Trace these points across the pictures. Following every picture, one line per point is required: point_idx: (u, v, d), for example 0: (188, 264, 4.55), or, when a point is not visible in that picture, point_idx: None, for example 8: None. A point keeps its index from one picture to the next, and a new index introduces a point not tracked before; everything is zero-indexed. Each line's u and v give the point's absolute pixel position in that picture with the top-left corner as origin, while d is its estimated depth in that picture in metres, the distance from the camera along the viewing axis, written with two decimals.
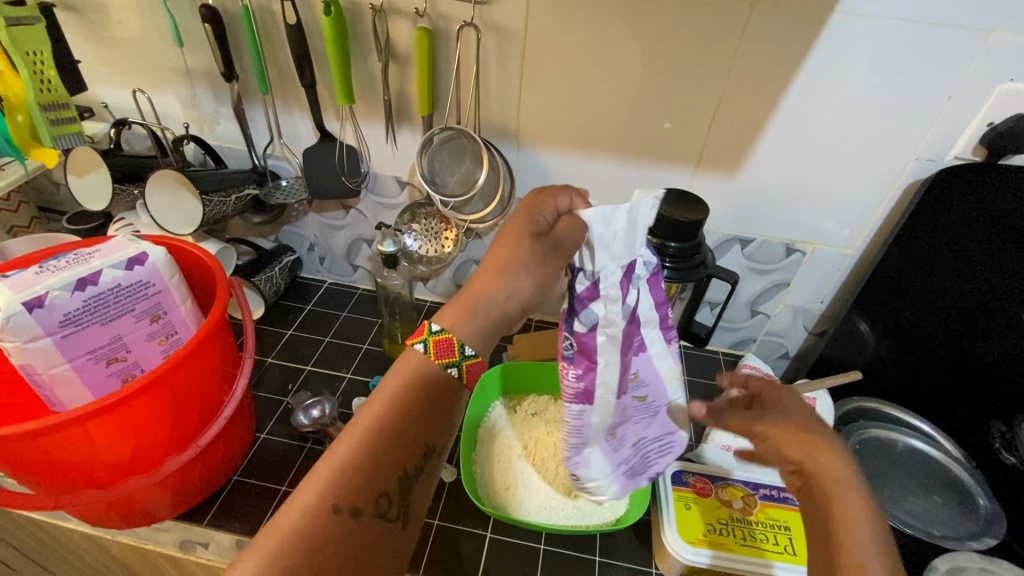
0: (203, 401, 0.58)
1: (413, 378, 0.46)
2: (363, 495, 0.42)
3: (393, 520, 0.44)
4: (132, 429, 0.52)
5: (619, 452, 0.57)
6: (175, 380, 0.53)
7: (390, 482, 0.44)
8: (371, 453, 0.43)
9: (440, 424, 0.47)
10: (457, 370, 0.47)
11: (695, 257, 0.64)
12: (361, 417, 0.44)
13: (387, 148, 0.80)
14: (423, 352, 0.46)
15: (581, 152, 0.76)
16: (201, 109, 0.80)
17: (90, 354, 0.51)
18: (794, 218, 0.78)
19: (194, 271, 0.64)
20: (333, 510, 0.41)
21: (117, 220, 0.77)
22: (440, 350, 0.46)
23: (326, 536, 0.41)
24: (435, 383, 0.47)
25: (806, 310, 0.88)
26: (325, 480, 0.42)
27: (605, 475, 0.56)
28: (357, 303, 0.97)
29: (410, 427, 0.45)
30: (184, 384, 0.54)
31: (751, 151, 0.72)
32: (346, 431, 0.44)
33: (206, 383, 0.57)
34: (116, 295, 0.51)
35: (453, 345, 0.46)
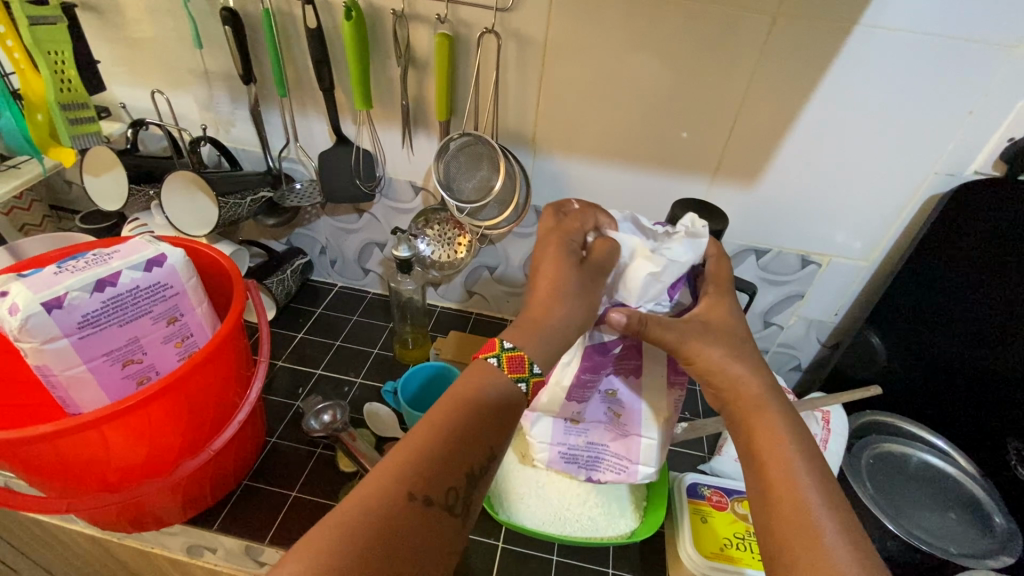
0: (218, 405, 0.58)
1: (485, 384, 0.45)
2: (434, 483, 0.41)
3: (457, 516, 0.42)
4: (147, 433, 0.51)
5: (573, 437, 0.60)
6: (191, 384, 0.52)
7: (459, 477, 0.42)
8: (447, 444, 0.43)
9: (507, 429, 0.46)
10: (525, 385, 0.45)
11: None
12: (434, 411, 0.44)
13: (403, 153, 0.80)
14: (497, 368, 0.45)
15: (597, 160, 0.76)
16: (217, 110, 0.81)
17: (107, 355, 0.50)
18: (810, 229, 0.77)
19: (210, 273, 0.64)
20: (408, 494, 0.40)
21: (131, 220, 0.77)
22: (513, 366, 0.45)
23: (399, 523, 0.39)
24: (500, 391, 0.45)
25: (820, 322, 0.87)
26: (400, 465, 0.41)
27: (546, 443, 0.61)
28: (367, 307, 0.97)
29: (480, 427, 0.44)
30: (198, 389, 0.54)
31: (769, 161, 0.72)
32: (419, 423, 0.43)
33: (221, 387, 0.57)
34: (134, 296, 0.51)
35: (524, 363, 0.45)
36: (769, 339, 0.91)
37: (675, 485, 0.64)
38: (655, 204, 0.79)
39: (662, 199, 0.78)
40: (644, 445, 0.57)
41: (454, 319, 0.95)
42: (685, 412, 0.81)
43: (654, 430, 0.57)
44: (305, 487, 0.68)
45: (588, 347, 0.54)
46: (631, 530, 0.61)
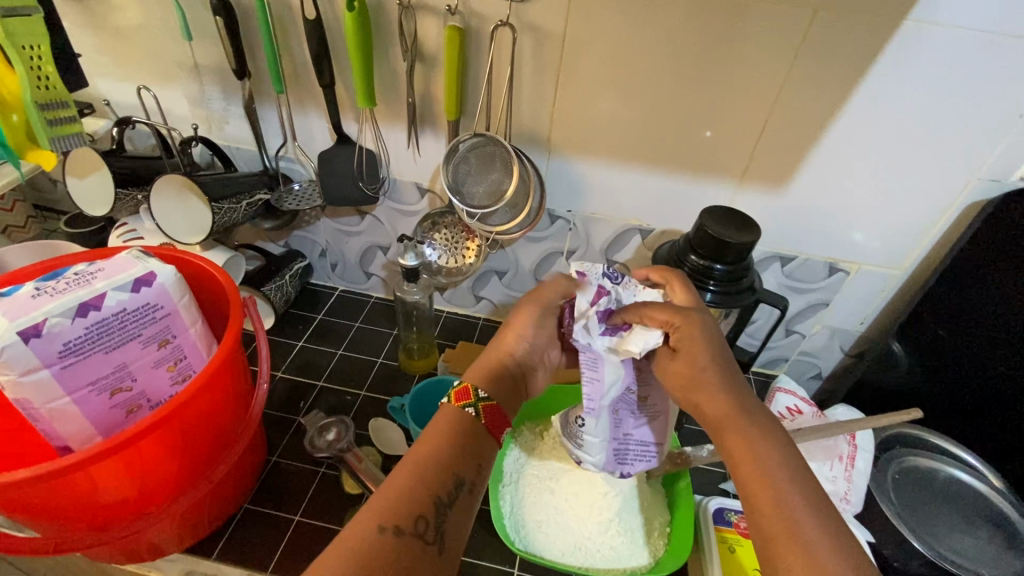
0: (216, 431, 0.54)
1: (447, 426, 0.50)
2: (403, 512, 0.43)
3: (430, 543, 0.43)
4: (140, 468, 0.47)
5: (617, 428, 0.56)
6: (187, 413, 0.48)
7: (427, 505, 0.44)
8: (411, 479, 0.45)
9: (470, 460, 0.48)
10: (474, 409, 0.51)
11: (742, 281, 0.62)
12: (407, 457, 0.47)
13: (408, 153, 0.75)
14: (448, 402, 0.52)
15: (615, 162, 0.72)
16: (209, 106, 0.75)
17: (91, 386, 0.46)
18: (841, 235, 0.73)
19: (203, 287, 0.59)
20: (378, 527, 0.42)
21: (120, 225, 0.73)
22: (460, 395, 0.52)
23: (372, 551, 0.40)
24: (461, 425, 0.50)
25: (844, 330, 0.83)
26: (371, 503, 0.43)
27: (599, 440, 0.56)
28: (370, 312, 0.92)
29: (444, 460, 0.47)
30: (195, 417, 0.50)
31: (801, 164, 0.68)
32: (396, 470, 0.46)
33: (219, 412, 0.53)
34: (121, 320, 0.46)
35: (471, 392, 0.52)
36: (789, 348, 0.87)
37: (701, 510, 0.61)
38: (676, 209, 0.74)
39: (685, 204, 0.73)
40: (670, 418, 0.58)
41: (462, 326, 0.91)
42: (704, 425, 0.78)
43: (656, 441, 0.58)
44: (308, 511, 0.64)
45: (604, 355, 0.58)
46: (654, 559, 0.57)
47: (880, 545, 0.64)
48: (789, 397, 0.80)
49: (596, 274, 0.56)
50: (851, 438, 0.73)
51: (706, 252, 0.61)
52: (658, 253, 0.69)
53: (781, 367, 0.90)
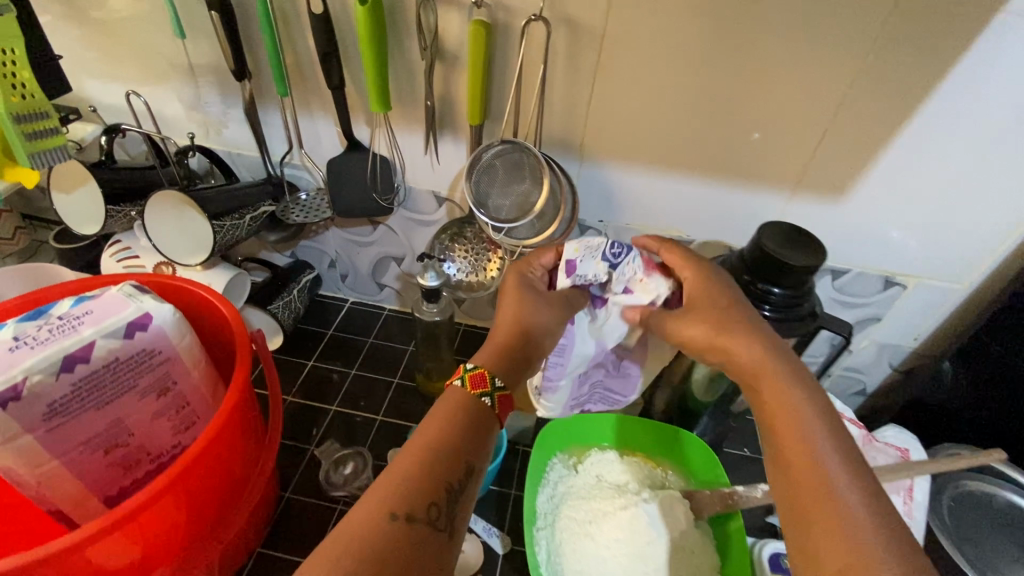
0: (225, 484, 0.49)
1: (453, 405, 0.46)
2: (415, 499, 0.40)
3: (441, 530, 0.41)
4: (143, 537, 0.42)
5: (581, 388, 0.64)
6: (190, 474, 0.43)
7: (441, 491, 0.42)
8: (425, 458, 0.43)
9: (479, 444, 0.46)
10: (490, 399, 0.47)
11: (803, 306, 0.56)
12: (416, 438, 0.44)
13: (426, 160, 0.69)
14: (462, 388, 0.48)
15: (654, 170, 0.65)
16: (207, 110, 0.69)
17: (82, 445, 0.41)
18: (901, 248, 0.67)
19: (205, 319, 0.53)
20: (389, 515, 0.39)
21: (113, 242, 0.67)
22: (475, 382, 0.47)
23: (382, 540, 0.38)
24: (471, 405, 0.47)
25: (895, 346, 0.77)
26: (382, 489, 0.41)
27: (560, 401, 0.64)
28: (384, 326, 0.87)
29: (455, 444, 0.44)
30: (203, 474, 0.45)
31: (863, 172, 0.61)
32: (403, 450, 0.43)
33: (228, 463, 0.48)
34: (114, 372, 0.41)
35: (487, 378, 0.48)
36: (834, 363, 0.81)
37: (756, 557, 0.57)
38: (720, 219, 0.68)
39: (729, 214, 0.67)
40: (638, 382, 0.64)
41: (482, 339, 0.86)
42: (744, 449, 0.74)
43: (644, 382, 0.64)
44: None
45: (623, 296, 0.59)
46: None
47: None
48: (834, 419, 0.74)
49: (590, 256, 0.55)
50: (908, 486, 0.66)
51: (763, 274, 0.55)
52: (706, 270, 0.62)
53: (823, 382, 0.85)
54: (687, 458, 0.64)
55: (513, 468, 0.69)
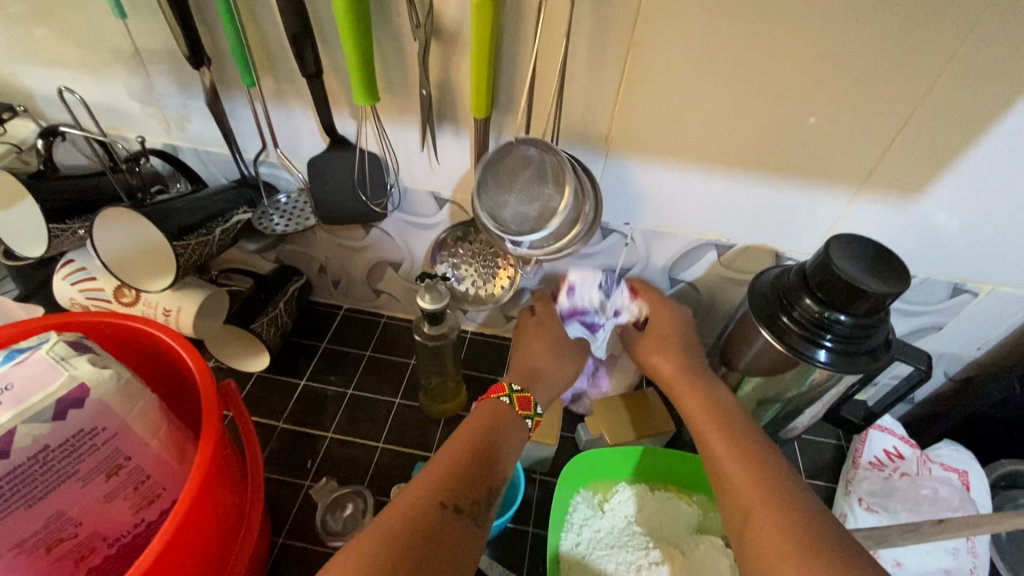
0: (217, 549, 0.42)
1: (492, 413, 0.49)
2: (461, 491, 0.41)
3: (481, 527, 0.41)
4: None
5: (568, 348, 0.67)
6: (171, 554, 0.37)
7: (482, 491, 0.43)
8: (470, 454, 0.44)
9: (511, 453, 0.48)
10: (531, 421, 0.51)
11: (872, 337, 0.47)
12: (458, 437, 0.46)
13: (423, 158, 0.59)
14: (509, 405, 0.51)
15: (692, 167, 0.55)
16: (163, 103, 0.58)
17: (17, 549, 0.33)
18: (975, 255, 0.57)
19: (171, 364, 0.46)
20: (438, 504, 0.39)
21: (65, 262, 0.58)
22: (522, 404, 0.51)
23: (431, 528, 0.38)
24: (507, 416, 0.49)
25: (954, 356, 0.69)
26: (430, 480, 0.41)
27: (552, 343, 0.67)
28: (382, 336, 0.79)
29: (494, 451, 0.46)
30: (186, 551, 0.38)
31: (945, 169, 0.51)
32: (447, 446, 0.45)
33: (219, 526, 0.42)
34: (44, 462, 0.33)
35: (531, 403, 0.52)
36: None
37: None
38: (766, 222, 0.58)
39: (780, 216, 0.57)
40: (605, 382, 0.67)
41: (490, 349, 0.78)
42: None
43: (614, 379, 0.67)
44: None
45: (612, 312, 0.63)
46: None
47: None
48: (885, 437, 0.67)
49: (587, 286, 0.63)
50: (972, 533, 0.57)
51: (829, 298, 0.46)
52: (756, 284, 0.54)
53: None
54: None
55: (530, 502, 0.62)
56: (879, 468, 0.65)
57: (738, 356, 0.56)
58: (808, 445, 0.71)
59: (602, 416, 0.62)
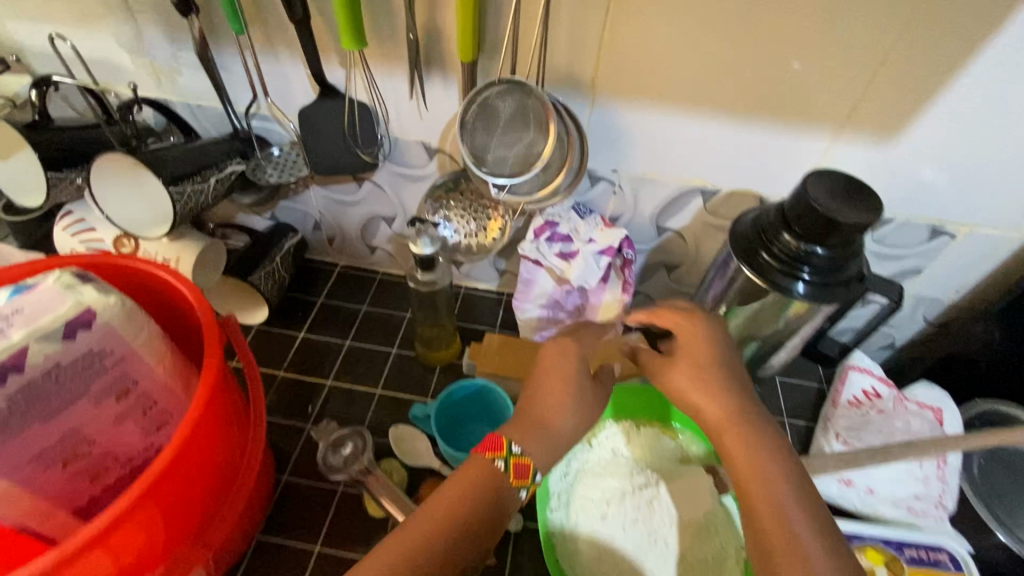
0: (223, 471, 0.44)
1: (483, 476, 0.43)
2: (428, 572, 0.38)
3: None
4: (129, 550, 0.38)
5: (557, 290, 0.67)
6: (176, 477, 0.38)
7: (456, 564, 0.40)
8: (447, 526, 0.40)
9: (500, 518, 0.43)
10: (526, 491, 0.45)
11: (847, 269, 0.49)
12: (438, 504, 0.41)
13: (412, 106, 0.60)
14: (503, 473, 0.43)
15: (675, 110, 0.56)
16: (153, 53, 0.59)
17: (35, 461, 0.36)
18: (952, 194, 0.58)
19: (171, 302, 0.47)
20: None
21: (63, 214, 0.59)
22: (518, 473, 0.44)
23: None
24: (502, 483, 0.43)
25: (933, 299, 0.71)
26: (397, 554, 0.38)
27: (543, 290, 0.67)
28: (378, 291, 0.81)
29: (480, 516, 0.42)
30: (192, 470, 0.40)
31: (923, 107, 0.52)
32: (425, 513, 0.41)
33: (221, 453, 0.43)
34: (56, 378, 0.35)
35: (530, 471, 0.44)
36: None
37: None
38: (750, 166, 0.59)
39: (763, 159, 0.58)
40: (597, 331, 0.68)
41: (483, 302, 0.80)
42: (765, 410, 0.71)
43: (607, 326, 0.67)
44: (330, 539, 0.57)
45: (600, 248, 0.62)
46: None
47: (980, 555, 0.60)
48: (863, 377, 0.69)
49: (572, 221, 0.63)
50: (941, 460, 0.60)
51: (805, 231, 0.48)
52: (737, 224, 0.55)
53: None
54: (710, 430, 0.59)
55: None
56: (857, 406, 0.67)
57: (720, 298, 0.58)
58: (790, 387, 0.74)
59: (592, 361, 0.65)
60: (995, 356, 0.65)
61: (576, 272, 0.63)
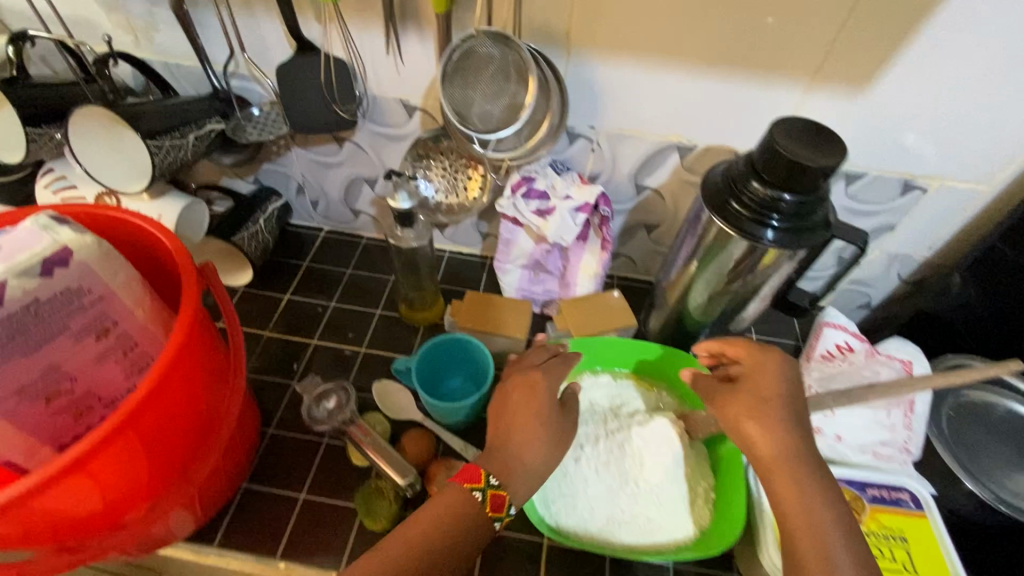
0: (204, 413, 0.46)
1: (454, 509, 0.43)
2: None
3: None
4: (113, 481, 0.39)
5: (539, 250, 0.70)
6: (157, 412, 0.40)
7: None
8: (415, 554, 0.41)
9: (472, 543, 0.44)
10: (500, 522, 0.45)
11: (815, 215, 0.50)
12: (407, 533, 0.42)
13: (389, 62, 0.60)
14: (479, 504, 0.44)
15: (649, 64, 0.56)
16: (129, 11, 0.59)
17: (19, 395, 0.37)
18: (922, 147, 0.59)
19: (150, 251, 0.48)
20: None
21: (44, 172, 0.60)
22: (495, 505, 0.44)
23: None
24: (473, 518, 0.43)
25: (906, 257, 0.72)
26: None
27: (525, 251, 0.70)
28: (363, 255, 0.81)
29: (450, 546, 0.42)
30: (172, 407, 0.41)
31: (891, 57, 0.52)
32: (393, 541, 0.41)
33: (202, 395, 0.45)
34: (35, 314, 0.36)
35: (504, 505, 0.45)
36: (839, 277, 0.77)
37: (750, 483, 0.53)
38: (724, 121, 0.60)
39: (737, 114, 0.59)
40: (577, 289, 0.71)
41: (466, 265, 0.81)
42: None
43: (588, 281, 0.70)
44: (315, 488, 0.59)
45: (577, 204, 0.63)
46: (697, 530, 0.52)
47: (942, 497, 0.62)
48: (838, 333, 0.71)
49: (548, 177, 0.63)
50: (909, 408, 0.62)
51: (773, 179, 0.49)
52: (708, 177, 0.56)
53: (827, 297, 0.80)
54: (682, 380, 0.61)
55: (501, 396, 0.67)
56: (829, 360, 0.69)
57: (692, 253, 0.60)
58: (767, 345, 0.75)
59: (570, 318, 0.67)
60: (963, 308, 0.66)
61: (553, 228, 0.63)
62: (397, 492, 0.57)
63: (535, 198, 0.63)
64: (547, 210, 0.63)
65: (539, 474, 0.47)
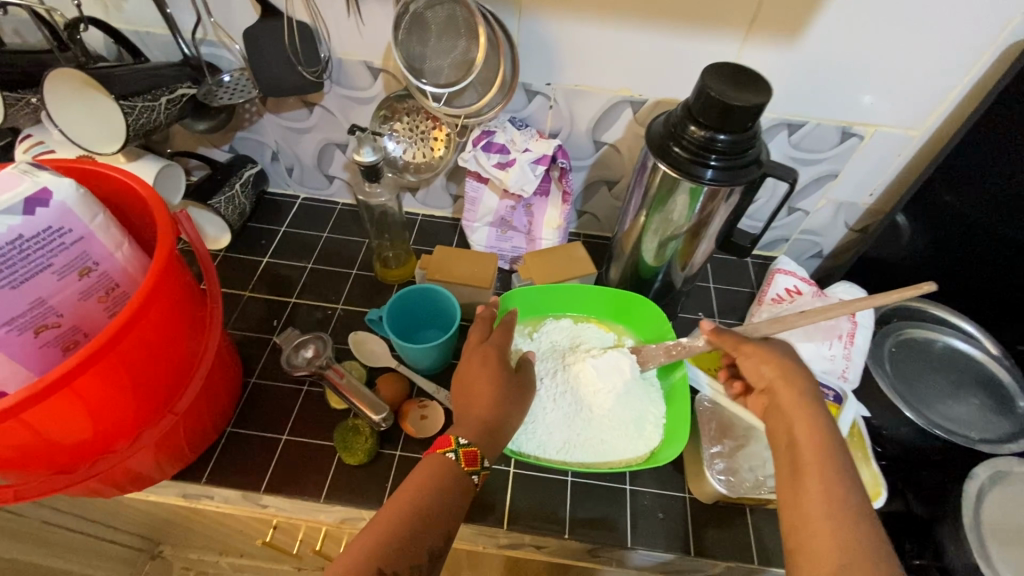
0: (180, 348, 0.49)
1: (434, 471, 0.47)
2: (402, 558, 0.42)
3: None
4: (96, 405, 0.43)
5: (504, 205, 0.74)
6: (135, 339, 0.43)
7: (422, 551, 0.43)
8: (408, 513, 0.44)
9: (459, 502, 0.47)
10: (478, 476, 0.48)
11: (747, 153, 0.54)
12: (402, 492, 0.45)
13: (350, 24, 0.63)
14: (455, 463, 0.47)
15: (595, 19, 0.60)
16: None
17: (10, 324, 0.40)
18: (854, 95, 0.63)
19: (126, 202, 0.52)
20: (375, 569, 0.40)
21: (23, 138, 0.62)
22: (468, 460, 0.47)
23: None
24: (456, 477, 0.47)
25: (851, 204, 0.76)
26: (370, 544, 0.41)
27: (491, 207, 0.74)
28: (337, 221, 0.85)
29: (441, 501, 0.45)
30: (150, 337, 0.45)
31: (819, 6, 0.56)
32: (392, 501, 0.45)
33: (178, 330, 0.48)
34: (20, 249, 0.40)
35: (478, 457, 0.48)
36: (790, 227, 0.81)
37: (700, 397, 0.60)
38: (670, 74, 0.63)
39: (682, 66, 0.63)
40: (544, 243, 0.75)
41: (438, 227, 0.85)
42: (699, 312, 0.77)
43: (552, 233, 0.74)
44: (296, 430, 0.63)
45: (535, 155, 0.67)
46: (648, 450, 0.57)
47: None
48: (788, 278, 0.75)
49: (507, 131, 0.68)
50: (848, 341, 0.68)
51: (708, 121, 0.52)
52: (652, 126, 0.60)
53: (781, 248, 0.84)
54: (637, 321, 0.66)
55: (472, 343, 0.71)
56: (778, 302, 0.74)
57: (641, 202, 0.64)
58: (723, 293, 0.80)
59: (534, 268, 0.70)
60: None
61: (513, 179, 0.67)
62: (372, 428, 0.61)
63: (494, 150, 0.67)
64: (507, 159, 0.67)
65: (498, 398, 0.51)
